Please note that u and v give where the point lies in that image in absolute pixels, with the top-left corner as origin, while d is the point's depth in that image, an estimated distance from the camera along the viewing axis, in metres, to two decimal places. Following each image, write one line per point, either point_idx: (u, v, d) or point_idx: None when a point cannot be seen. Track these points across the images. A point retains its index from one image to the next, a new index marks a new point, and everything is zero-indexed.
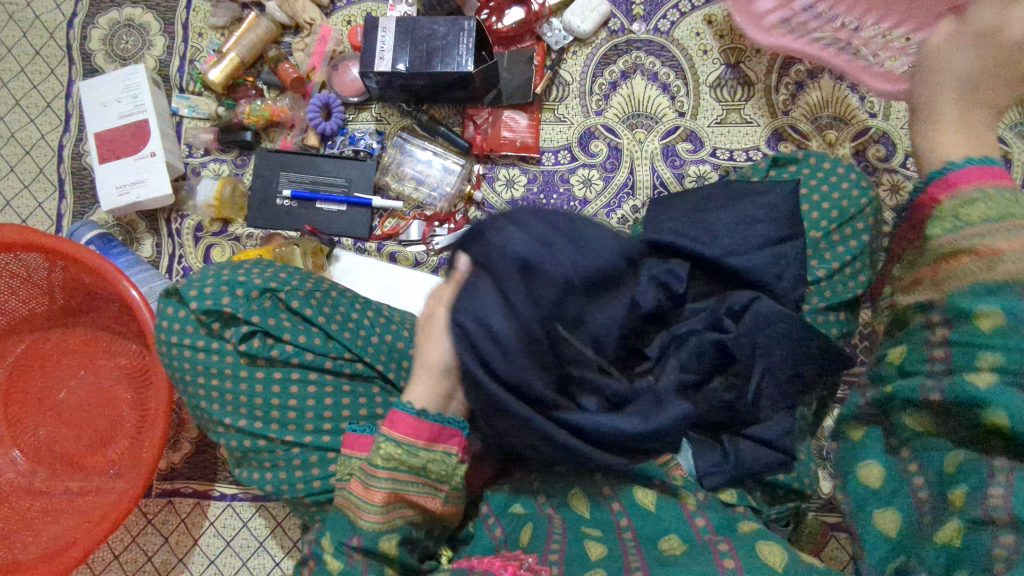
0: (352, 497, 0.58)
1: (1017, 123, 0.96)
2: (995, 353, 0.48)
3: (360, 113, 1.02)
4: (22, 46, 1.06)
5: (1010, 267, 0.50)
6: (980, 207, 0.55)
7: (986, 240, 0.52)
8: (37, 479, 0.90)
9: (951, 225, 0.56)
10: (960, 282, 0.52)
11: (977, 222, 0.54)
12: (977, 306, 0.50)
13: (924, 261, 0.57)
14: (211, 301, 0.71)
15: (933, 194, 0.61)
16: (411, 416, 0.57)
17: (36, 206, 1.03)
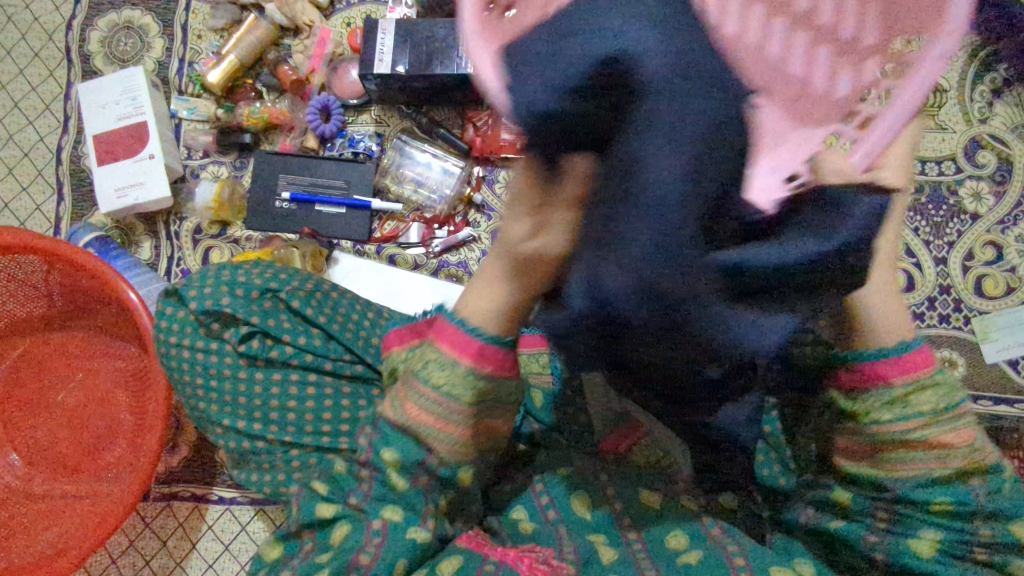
0: (408, 422, 0.54)
1: (1018, 125, 0.96)
2: (939, 525, 0.51)
3: (359, 115, 1.02)
4: (21, 48, 1.05)
5: (943, 468, 0.51)
6: (930, 395, 0.51)
7: (935, 432, 0.50)
8: (34, 482, 0.89)
9: (901, 418, 0.51)
10: (909, 469, 0.52)
11: (925, 416, 0.51)
12: (932, 499, 0.51)
13: (861, 438, 0.53)
14: (210, 302, 0.70)
15: (884, 371, 0.52)
16: (457, 329, 0.51)
17: (34, 208, 1.03)
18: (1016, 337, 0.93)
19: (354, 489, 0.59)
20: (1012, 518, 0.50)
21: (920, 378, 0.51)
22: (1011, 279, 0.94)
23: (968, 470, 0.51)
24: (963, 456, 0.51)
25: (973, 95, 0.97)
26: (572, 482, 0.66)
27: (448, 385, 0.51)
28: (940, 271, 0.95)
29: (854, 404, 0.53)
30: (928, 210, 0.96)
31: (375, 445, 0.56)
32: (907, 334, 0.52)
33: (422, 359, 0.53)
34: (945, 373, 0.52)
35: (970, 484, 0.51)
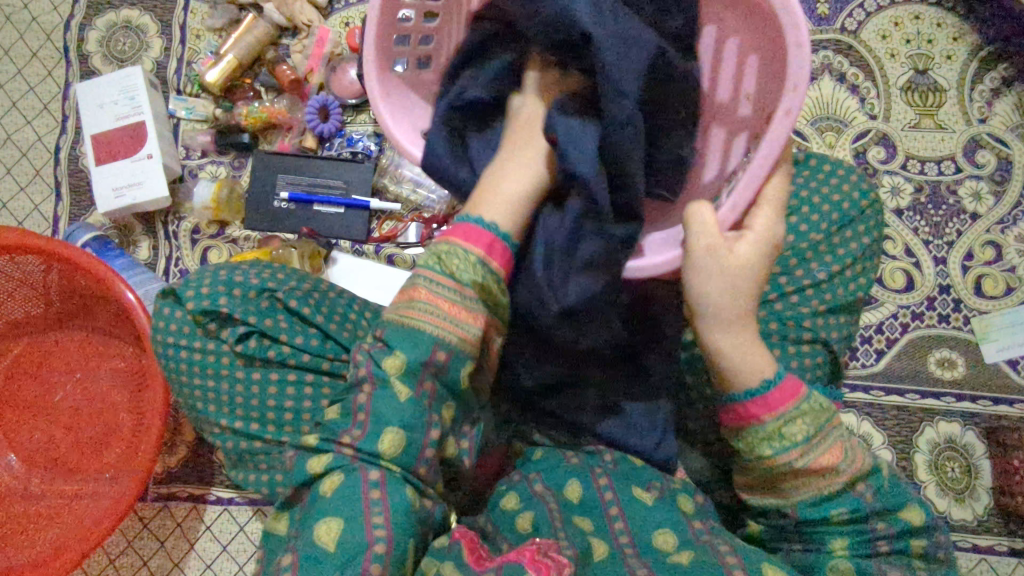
0: (417, 309, 0.54)
1: (1018, 124, 0.96)
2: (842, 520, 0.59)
3: (359, 114, 1.01)
4: (20, 48, 1.05)
5: (834, 478, 0.58)
6: (802, 423, 0.58)
7: (809, 458, 0.58)
8: (33, 483, 0.89)
9: (780, 450, 0.58)
10: (798, 492, 0.59)
11: (801, 444, 0.57)
12: (830, 512, 0.59)
13: (754, 473, 0.60)
14: (207, 302, 0.70)
15: (754, 410, 0.58)
16: (474, 225, 0.56)
17: (33, 208, 1.02)
18: (1015, 337, 0.92)
19: (348, 427, 0.53)
20: (895, 507, 0.60)
21: (789, 412, 0.58)
22: (1010, 279, 0.94)
23: (855, 477, 0.59)
24: (842, 464, 0.58)
25: (973, 95, 0.97)
26: (569, 473, 0.68)
27: (463, 271, 0.54)
28: (940, 271, 0.95)
29: (740, 443, 0.60)
30: (928, 210, 0.96)
31: (382, 351, 0.54)
32: (768, 370, 0.59)
33: (432, 249, 0.56)
34: (806, 397, 0.59)
35: (857, 490, 0.59)
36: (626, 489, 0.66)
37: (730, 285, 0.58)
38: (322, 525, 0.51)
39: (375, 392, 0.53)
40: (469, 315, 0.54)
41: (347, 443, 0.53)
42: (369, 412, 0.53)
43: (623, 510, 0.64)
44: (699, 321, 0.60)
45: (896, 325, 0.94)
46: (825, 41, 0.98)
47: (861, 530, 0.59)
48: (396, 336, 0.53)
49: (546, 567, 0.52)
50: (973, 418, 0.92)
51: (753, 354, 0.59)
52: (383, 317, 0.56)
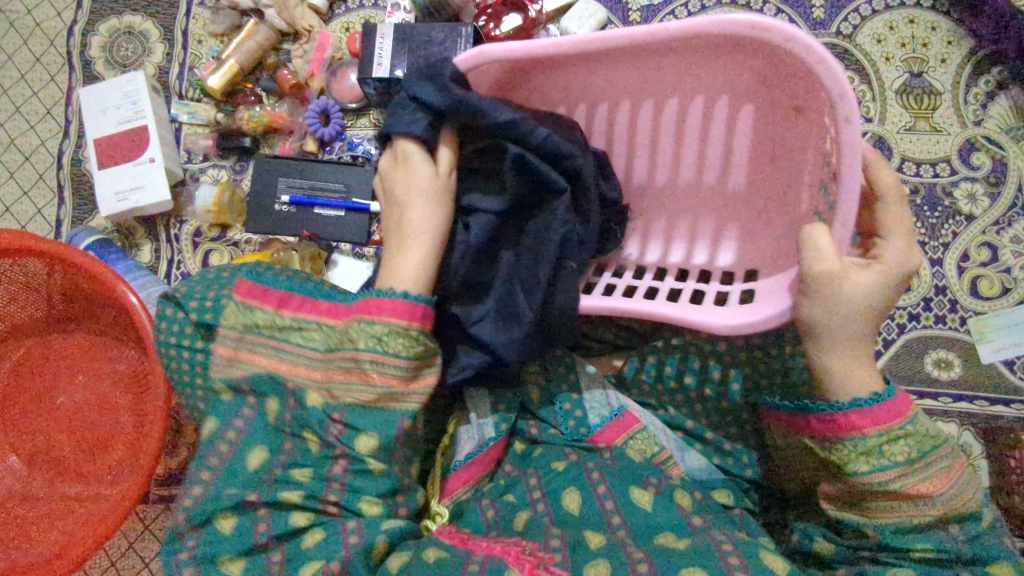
0: (374, 391, 0.61)
1: (1013, 127, 0.96)
2: (927, 549, 0.57)
3: (359, 119, 1.02)
4: (23, 53, 1.06)
5: (932, 509, 0.58)
6: (905, 445, 0.58)
7: (906, 483, 0.58)
8: (35, 484, 0.89)
9: (878, 468, 0.58)
10: (890, 515, 0.59)
11: (901, 465, 0.58)
12: (917, 542, 0.58)
13: (847, 487, 0.61)
14: (211, 310, 0.71)
15: (858, 423, 0.59)
16: (397, 301, 0.61)
17: (36, 212, 1.03)
18: (1013, 337, 0.93)
19: (326, 492, 0.60)
20: (990, 560, 0.56)
21: (893, 430, 0.58)
22: (1006, 280, 0.94)
23: (952, 515, 0.58)
24: (943, 499, 0.57)
25: (967, 98, 0.97)
26: (567, 479, 0.68)
27: (395, 348, 0.60)
28: (936, 272, 0.95)
29: (833, 454, 0.61)
30: (923, 212, 0.96)
31: (350, 434, 0.61)
32: (875, 386, 0.60)
33: (367, 329, 0.60)
34: (918, 422, 0.58)
35: (948, 531, 0.58)
36: (624, 489, 0.66)
37: (837, 308, 0.58)
38: (307, 567, 0.56)
39: (351, 466, 0.61)
40: (414, 374, 0.62)
41: (333, 501, 0.60)
42: (346, 483, 0.61)
43: (623, 513, 0.63)
44: (809, 341, 0.62)
45: (892, 326, 0.94)
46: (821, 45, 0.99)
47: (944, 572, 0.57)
48: (360, 416, 0.61)
49: (530, 564, 0.54)
50: (970, 418, 0.92)
51: (858, 370, 0.61)
52: (338, 401, 0.62)
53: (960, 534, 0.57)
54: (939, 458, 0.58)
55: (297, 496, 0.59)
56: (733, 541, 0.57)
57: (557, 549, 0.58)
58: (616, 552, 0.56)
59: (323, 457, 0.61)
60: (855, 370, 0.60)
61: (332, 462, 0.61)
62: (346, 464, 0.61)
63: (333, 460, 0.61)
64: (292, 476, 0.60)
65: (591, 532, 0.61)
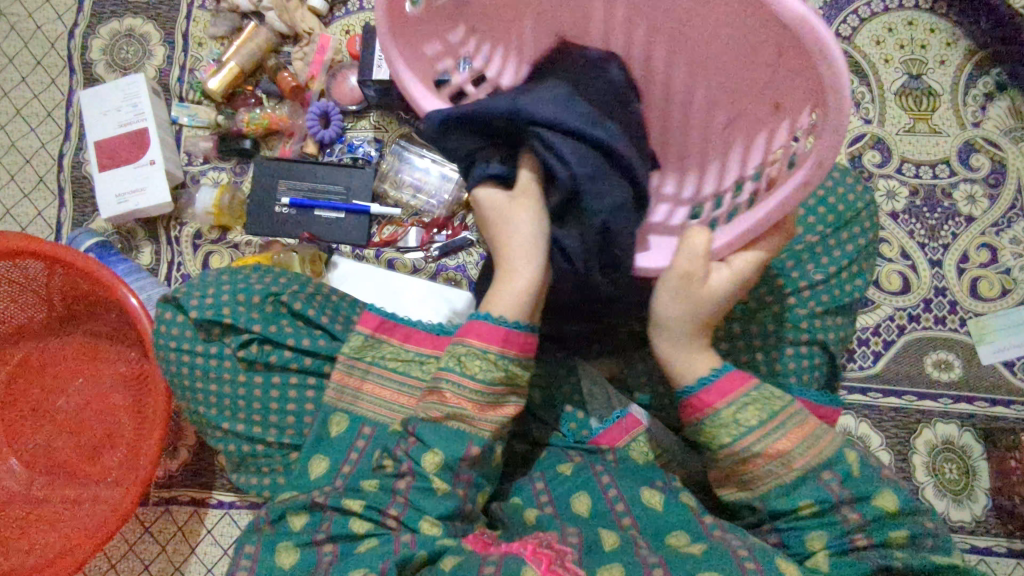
0: (446, 410, 0.59)
1: (1012, 128, 0.97)
2: (809, 502, 0.57)
3: (359, 121, 1.02)
4: (24, 56, 1.07)
5: (801, 465, 0.58)
6: (755, 409, 0.59)
7: (769, 443, 0.58)
8: (36, 487, 0.89)
9: (739, 437, 0.58)
10: (763, 482, 0.59)
11: (757, 429, 0.58)
12: (798, 501, 0.57)
13: (723, 466, 0.60)
14: (211, 311, 0.70)
15: (708, 399, 0.60)
16: (488, 324, 0.59)
17: (36, 214, 1.03)
18: (1012, 338, 0.93)
19: (389, 503, 0.58)
20: (871, 496, 0.57)
21: (740, 396, 0.59)
22: (1006, 281, 0.95)
23: (818, 464, 0.58)
24: (805, 451, 0.58)
25: (965, 100, 0.98)
26: (574, 483, 0.68)
27: (479, 368, 0.58)
28: (936, 274, 0.95)
29: (701, 438, 0.61)
30: (923, 213, 0.97)
31: (419, 448, 0.58)
32: (715, 363, 0.62)
33: (455, 357, 0.59)
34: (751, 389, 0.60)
35: (820, 478, 0.58)
36: (635, 494, 0.65)
37: (682, 290, 0.59)
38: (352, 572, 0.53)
39: (416, 481, 0.58)
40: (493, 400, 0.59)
41: (392, 516, 0.57)
42: (408, 498, 0.57)
43: (635, 519, 0.63)
44: (658, 334, 0.62)
45: (893, 327, 0.94)
46: None
47: (831, 521, 0.57)
48: (432, 432, 0.58)
49: (547, 556, 0.53)
50: (970, 419, 0.92)
51: (702, 344, 0.62)
52: (412, 420, 0.60)
53: (834, 481, 0.57)
54: (778, 415, 0.59)
55: (359, 505, 0.59)
56: (743, 542, 0.57)
57: (574, 544, 0.58)
58: (630, 556, 0.56)
59: (392, 472, 0.60)
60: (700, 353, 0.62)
61: (398, 477, 0.59)
62: (410, 480, 0.58)
63: (400, 476, 0.59)
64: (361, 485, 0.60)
65: (606, 532, 0.60)
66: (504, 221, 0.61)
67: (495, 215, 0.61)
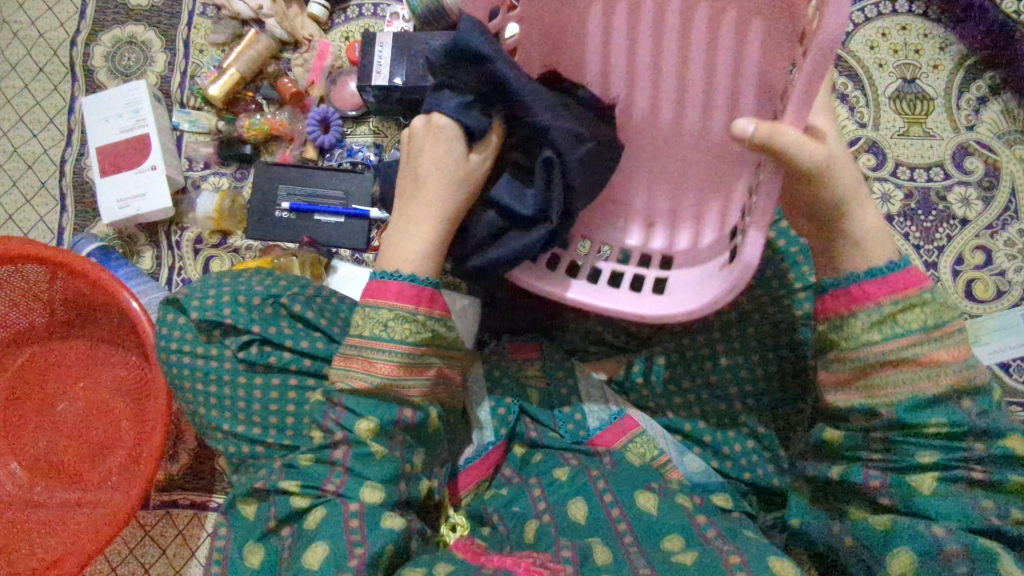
0: (372, 379, 0.60)
1: (1005, 131, 0.97)
2: (941, 421, 0.55)
3: (358, 126, 1.03)
4: (27, 63, 1.08)
5: (952, 379, 0.55)
6: (920, 313, 0.57)
7: (921, 351, 0.56)
8: (36, 491, 0.90)
9: (888, 338, 0.57)
10: (901, 390, 0.56)
11: (914, 334, 0.56)
12: (930, 417, 0.56)
13: (848, 364, 0.59)
14: (212, 312, 0.72)
15: (872, 290, 0.58)
16: (394, 283, 0.62)
17: (38, 219, 1.04)
18: (1007, 340, 0.94)
19: (327, 476, 0.59)
20: (1002, 434, 0.55)
21: (910, 298, 0.57)
22: (1000, 283, 0.95)
23: (965, 387, 0.55)
24: (960, 357, 0.56)
25: (959, 103, 0.99)
26: (571, 488, 0.68)
27: (397, 331, 0.61)
28: (931, 276, 0.96)
29: (849, 329, 0.59)
30: (918, 216, 0.97)
31: (348, 416, 0.60)
32: (895, 256, 0.59)
33: (373, 316, 0.61)
34: (924, 293, 0.57)
35: (961, 404, 0.55)
36: (630, 498, 0.66)
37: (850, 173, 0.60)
38: (309, 553, 0.54)
39: (353, 451, 0.59)
40: (413, 363, 0.62)
41: (332, 490, 0.59)
42: (348, 467, 0.59)
43: (632, 524, 0.63)
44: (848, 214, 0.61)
45: None
46: None
47: (956, 445, 0.56)
48: (361, 403, 0.60)
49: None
50: None
51: (873, 244, 0.60)
52: (335, 387, 0.61)
53: (971, 409, 0.55)
54: (945, 324, 0.56)
55: (297, 484, 0.59)
56: (735, 544, 0.57)
57: (567, 559, 0.58)
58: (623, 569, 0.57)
59: (324, 444, 0.61)
60: (874, 245, 0.60)
61: (332, 449, 0.60)
62: (347, 449, 0.59)
63: (333, 447, 0.60)
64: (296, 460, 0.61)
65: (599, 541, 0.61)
66: (433, 155, 0.64)
67: (429, 153, 0.64)
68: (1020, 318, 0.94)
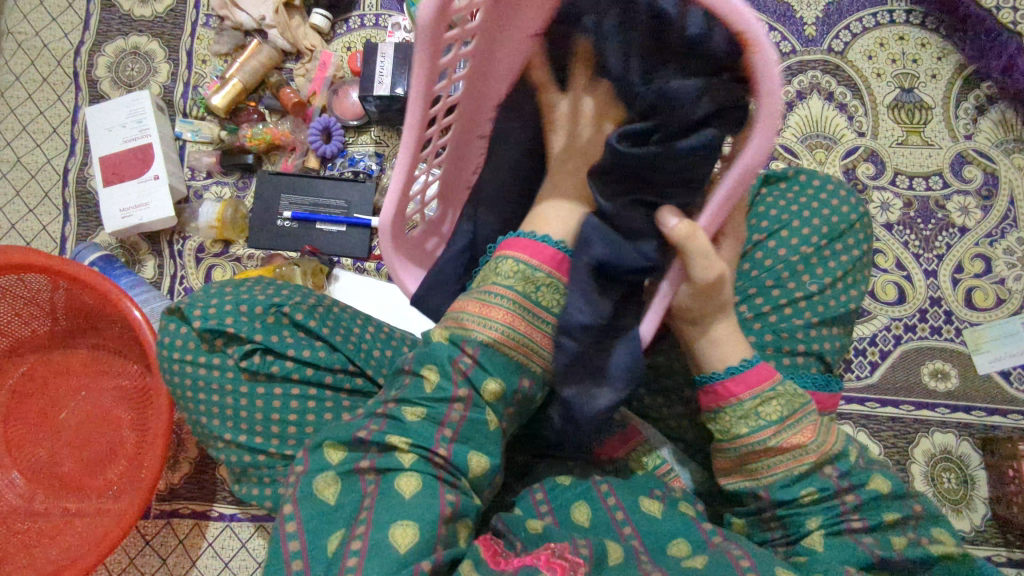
0: (514, 336, 0.54)
1: (1003, 140, 0.98)
2: (811, 489, 0.56)
3: (360, 135, 1.04)
4: (31, 73, 1.08)
5: (810, 458, 0.56)
6: (777, 404, 0.57)
7: (784, 436, 0.56)
8: (37, 500, 0.90)
9: (756, 429, 0.56)
10: (774, 475, 0.57)
11: (775, 421, 0.56)
12: (802, 493, 0.56)
13: (725, 454, 0.59)
14: (214, 321, 0.71)
15: (732, 389, 0.58)
16: (546, 248, 0.56)
17: (40, 229, 1.04)
18: (1006, 348, 0.94)
19: (437, 438, 0.51)
20: (866, 482, 0.56)
21: (765, 391, 0.57)
22: (1000, 291, 0.95)
23: (825, 459, 0.56)
24: (815, 440, 0.56)
25: (957, 112, 0.99)
26: (574, 493, 0.67)
27: (536, 290, 0.55)
28: (930, 284, 0.96)
29: (719, 425, 0.59)
30: (917, 225, 0.98)
31: (478, 372, 0.52)
32: (747, 354, 0.60)
33: (522, 272, 0.55)
34: (775, 388, 0.57)
35: (825, 472, 0.56)
36: (634, 502, 0.65)
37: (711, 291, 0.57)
38: (399, 529, 0.47)
39: (470, 413, 0.52)
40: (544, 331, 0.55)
41: (441, 453, 0.50)
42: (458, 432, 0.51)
43: (638, 530, 0.62)
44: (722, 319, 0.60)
45: (889, 337, 0.95)
46: (814, 62, 1.01)
47: (832, 505, 0.55)
48: (492, 357, 0.53)
49: (562, 567, 0.50)
50: (968, 429, 0.93)
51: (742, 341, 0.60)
52: (472, 335, 0.53)
53: (834, 471, 0.56)
54: (798, 408, 0.57)
55: (405, 439, 0.50)
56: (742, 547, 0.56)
57: None
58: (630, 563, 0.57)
59: (438, 396, 0.52)
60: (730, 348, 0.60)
61: (449, 405, 0.52)
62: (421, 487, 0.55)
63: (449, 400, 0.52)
64: (402, 413, 0.51)
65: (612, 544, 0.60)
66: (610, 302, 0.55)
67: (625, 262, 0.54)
68: (1019, 326, 0.94)
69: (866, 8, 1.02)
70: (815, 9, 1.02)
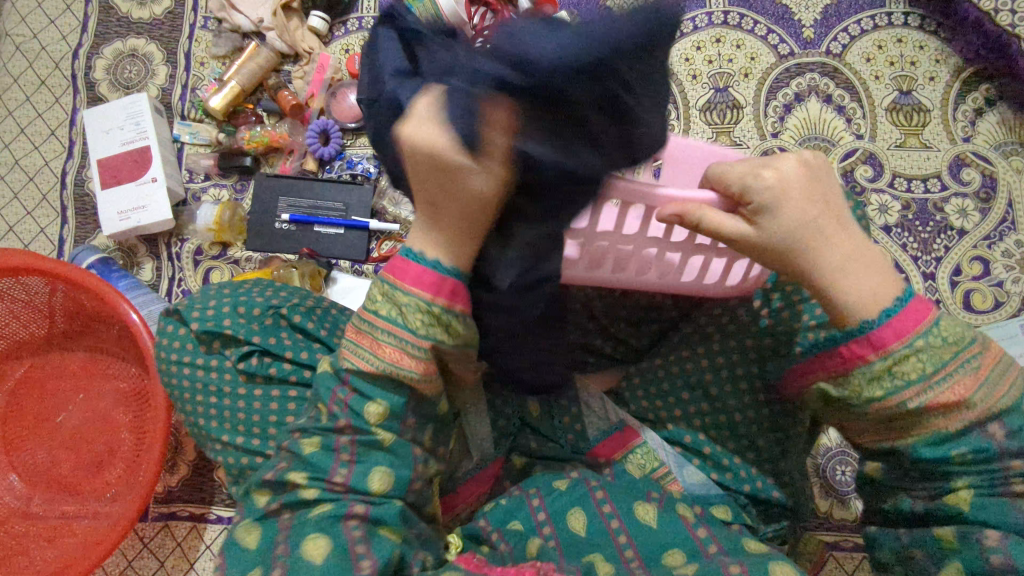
0: (382, 364, 0.54)
1: (1002, 142, 0.98)
2: (963, 448, 0.49)
3: (358, 137, 1.04)
4: (29, 76, 1.08)
5: (961, 420, 0.49)
6: (917, 360, 0.49)
7: (929, 395, 0.49)
8: (34, 503, 0.90)
9: (891, 389, 0.50)
10: (920, 431, 0.50)
11: (916, 381, 0.49)
12: (954, 451, 0.49)
13: (859, 417, 0.53)
14: (212, 323, 0.71)
15: (873, 342, 0.51)
16: (419, 265, 0.52)
17: (39, 231, 1.04)
18: (1004, 350, 0.94)
19: (334, 467, 0.55)
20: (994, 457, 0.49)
21: (915, 337, 0.50)
22: (999, 294, 0.95)
23: (990, 417, 0.49)
24: (977, 399, 0.49)
25: (955, 115, 0.99)
26: (571, 498, 0.67)
27: (406, 319, 0.53)
28: (929, 286, 0.96)
29: (846, 389, 0.53)
30: (915, 227, 0.98)
31: (359, 400, 0.55)
32: (895, 291, 0.52)
33: (390, 296, 0.54)
34: (919, 336, 0.50)
35: (987, 431, 0.49)
36: (628, 508, 0.65)
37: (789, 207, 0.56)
38: (309, 544, 0.52)
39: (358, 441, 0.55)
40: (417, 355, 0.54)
41: (340, 483, 0.55)
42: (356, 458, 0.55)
43: (633, 540, 0.62)
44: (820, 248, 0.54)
45: None
46: (813, 64, 1.01)
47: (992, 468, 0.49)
48: (369, 384, 0.55)
49: None
50: None
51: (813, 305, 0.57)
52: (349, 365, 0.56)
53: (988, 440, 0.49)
54: (948, 363, 0.49)
55: (303, 477, 0.55)
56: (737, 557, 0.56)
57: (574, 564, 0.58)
58: None
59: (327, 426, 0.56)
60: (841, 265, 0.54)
61: (337, 435, 0.56)
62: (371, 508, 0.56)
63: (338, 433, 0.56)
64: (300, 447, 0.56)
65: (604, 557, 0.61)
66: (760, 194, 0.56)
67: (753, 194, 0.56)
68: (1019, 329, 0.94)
69: (864, 10, 1.02)
70: (813, 12, 1.02)
